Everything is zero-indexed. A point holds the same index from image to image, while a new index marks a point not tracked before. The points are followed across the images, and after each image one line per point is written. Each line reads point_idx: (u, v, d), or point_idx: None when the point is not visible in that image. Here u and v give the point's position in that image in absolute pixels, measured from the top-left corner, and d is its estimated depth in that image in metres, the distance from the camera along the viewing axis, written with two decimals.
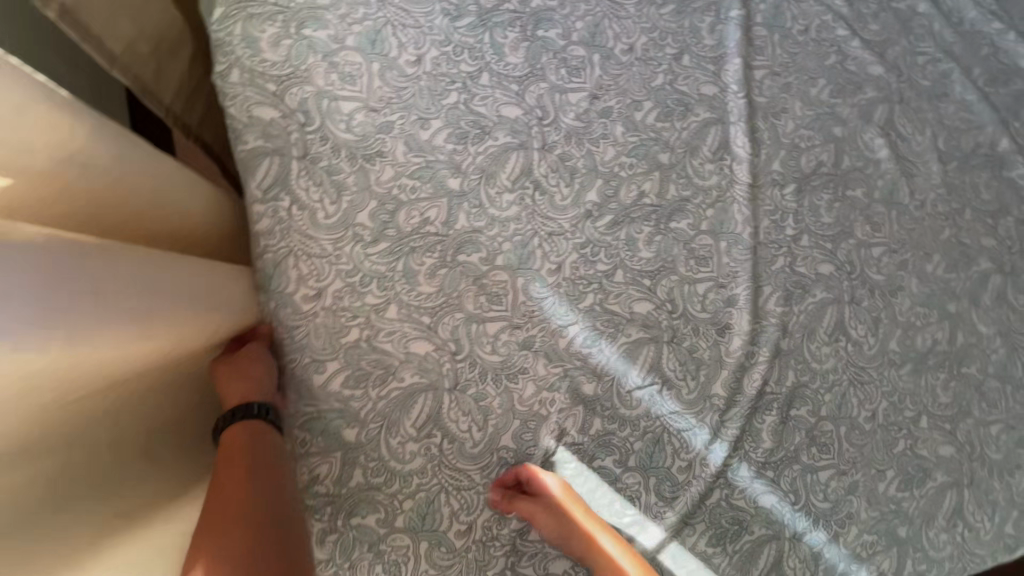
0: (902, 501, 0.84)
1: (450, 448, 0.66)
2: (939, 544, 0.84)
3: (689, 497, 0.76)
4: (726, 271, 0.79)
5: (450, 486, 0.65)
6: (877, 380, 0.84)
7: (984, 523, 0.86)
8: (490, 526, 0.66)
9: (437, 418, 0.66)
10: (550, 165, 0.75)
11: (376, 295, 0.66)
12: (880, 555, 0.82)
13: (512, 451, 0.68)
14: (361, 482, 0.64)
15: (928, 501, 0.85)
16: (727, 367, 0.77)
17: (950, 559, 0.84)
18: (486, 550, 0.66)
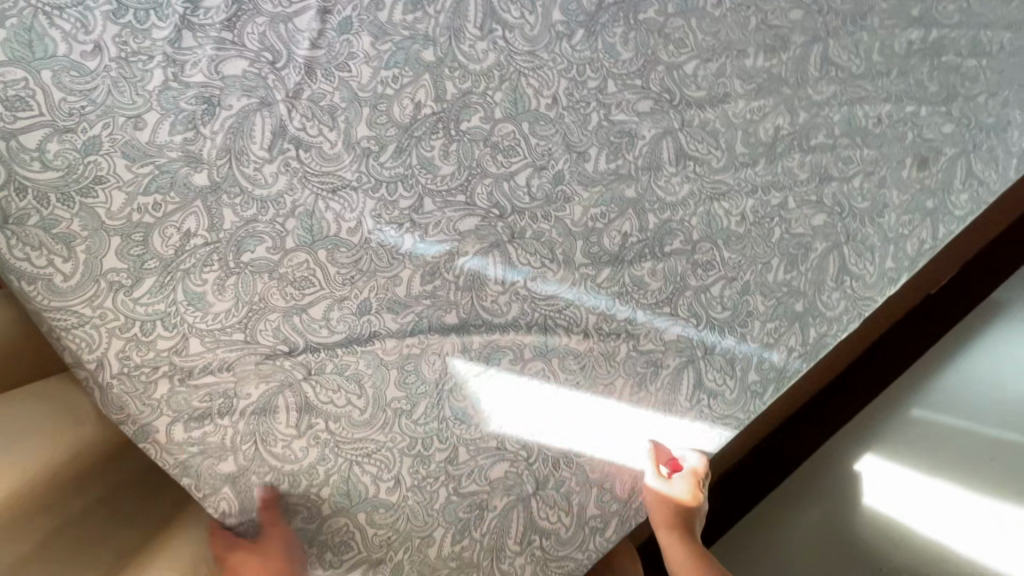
0: (792, 282, 0.89)
1: (339, 426, 0.69)
2: (833, 304, 0.91)
3: (595, 361, 0.80)
4: (540, 152, 0.78)
5: (359, 457, 0.70)
6: (737, 186, 0.86)
7: (867, 268, 0.92)
8: (415, 470, 0.72)
9: (309, 408, 0.68)
10: (303, 114, 0.69)
11: (167, 336, 0.64)
12: (786, 335, 0.88)
13: (403, 398, 0.72)
14: (268, 497, 0.68)
15: (815, 271, 0.90)
16: (578, 237, 0.79)
17: (846, 313, 0.91)
18: (423, 491, 0.72)
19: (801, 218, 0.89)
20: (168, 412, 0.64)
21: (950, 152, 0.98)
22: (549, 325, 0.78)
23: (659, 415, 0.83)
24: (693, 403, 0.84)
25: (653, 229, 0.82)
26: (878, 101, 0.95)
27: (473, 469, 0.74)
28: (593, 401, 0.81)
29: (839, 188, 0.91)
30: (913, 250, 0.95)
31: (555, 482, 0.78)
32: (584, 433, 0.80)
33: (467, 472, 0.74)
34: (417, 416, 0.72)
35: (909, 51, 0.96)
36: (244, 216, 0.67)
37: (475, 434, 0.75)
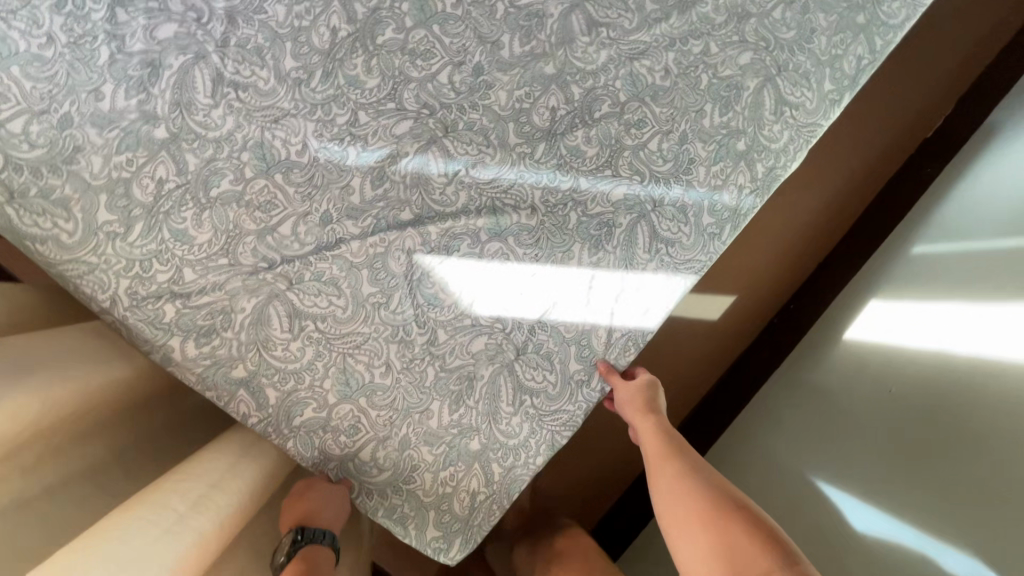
0: (731, 123, 0.88)
1: (327, 326, 0.78)
2: (775, 136, 0.90)
3: (548, 234, 0.85)
4: (454, 48, 0.83)
5: (348, 351, 0.79)
6: (654, 42, 0.86)
7: (806, 95, 0.90)
8: (402, 354, 0.80)
9: (297, 314, 0.78)
10: (234, 59, 0.78)
11: (163, 269, 0.75)
12: (734, 174, 0.88)
13: (378, 293, 0.80)
14: (279, 395, 0.78)
15: (751, 109, 0.89)
16: (508, 122, 0.85)
17: (791, 144, 0.90)
18: (413, 372, 0.81)
19: (726, 62, 0.89)
20: (178, 333, 0.75)
21: None
22: (498, 206, 0.84)
23: (620, 271, 0.86)
24: (653, 256, 0.86)
25: (579, 97, 0.85)
26: None
27: (455, 347, 0.82)
28: (554, 269, 0.85)
29: (758, 25, 0.89)
30: (855, 69, 0.91)
31: (533, 350, 0.84)
32: (551, 300, 0.85)
33: (450, 349, 0.82)
34: (392, 306, 0.80)
35: None
36: (204, 157, 0.77)
37: (447, 313, 0.82)
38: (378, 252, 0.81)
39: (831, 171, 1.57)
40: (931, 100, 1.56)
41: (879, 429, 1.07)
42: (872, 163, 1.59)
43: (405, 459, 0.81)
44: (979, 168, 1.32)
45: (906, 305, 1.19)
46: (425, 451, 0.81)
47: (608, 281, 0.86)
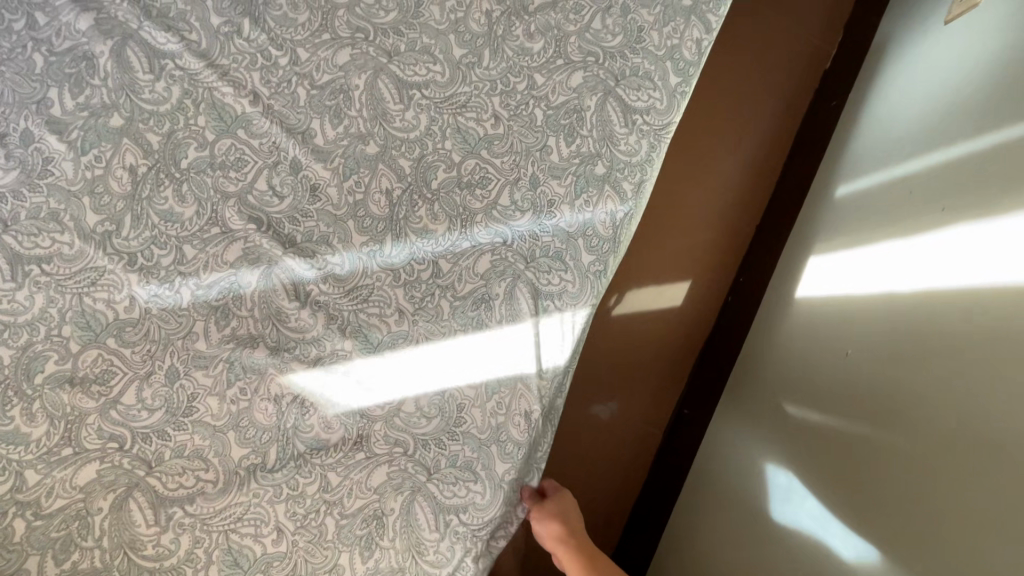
0: (580, 151, 0.83)
1: (199, 506, 0.70)
2: (634, 149, 0.84)
3: (423, 323, 0.77)
4: (267, 150, 0.78)
5: (227, 526, 0.70)
6: (474, 89, 0.83)
7: (652, 97, 0.85)
8: (293, 512, 0.72)
9: (161, 501, 0.70)
10: (28, 234, 0.72)
11: (1, 479, 0.68)
12: (602, 199, 0.82)
13: (252, 453, 0.72)
14: None
15: (598, 128, 0.83)
16: (346, 216, 0.78)
17: (652, 151, 0.84)
18: (311, 529, 0.72)
19: (556, 89, 0.84)
20: (35, 551, 0.67)
21: None
22: (361, 320, 0.76)
23: (509, 330, 0.77)
24: (541, 313, 0.78)
25: (412, 171, 0.80)
26: None
27: (349, 484, 0.73)
28: (434, 348, 0.76)
29: (580, 41, 0.85)
30: (692, 55, 0.87)
31: (442, 454, 0.75)
32: (442, 382, 0.76)
33: (346, 491, 0.73)
34: (272, 465, 0.72)
35: None
36: (20, 344, 0.70)
37: (331, 443, 0.73)
38: (242, 405, 0.73)
39: (738, 113, 1.49)
40: (814, 22, 1.50)
41: (857, 409, 0.91)
42: (781, 97, 1.50)
43: None
44: (878, 97, 1.25)
45: (852, 259, 1.07)
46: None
47: (493, 344, 0.77)
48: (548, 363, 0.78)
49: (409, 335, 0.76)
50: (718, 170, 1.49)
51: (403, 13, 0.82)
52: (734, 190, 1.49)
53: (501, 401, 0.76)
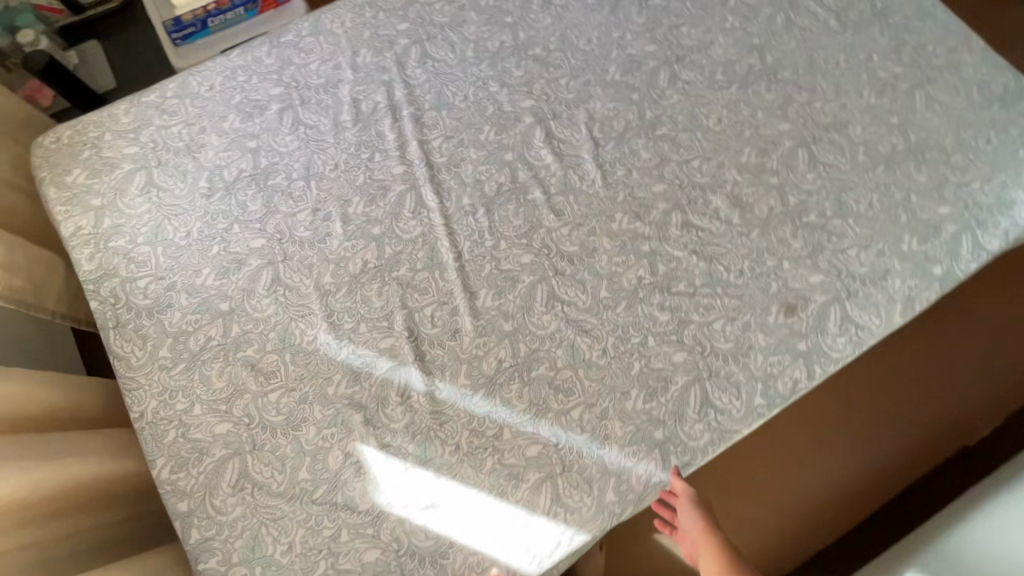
0: (652, 411, 0.99)
1: (261, 492, 0.97)
2: (696, 435, 0.97)
3: (467, 466, 0.97)
4: (445, 291, 1.09)
5: (266, 519, 0.95)
6: (600, 323, 1.06)
7: (732, 403, 1.00)
8: (306, 539, 0.94)
9: (245, 473, 0.98)
10: (291, 269, 1.11)
11: (182, 401, 1.02)
12: (647, 458, 0.96)
13: (310, 480, 0.97)
14: (199, 537, 0.95)
15: (675, 402, 0.99)
16: (464, 361, 1.04)
17: (710, 445, 0.97)
18: (308, 559, 0.93)
19: (659, 355, 1.03)
20: (164, 456, 0.99)
21: (822, 298, 1.09)
22: (429, 436, 0.99)
23: (521, 513, 0.93)
24: (551, 516, 0.93)
25: (524, 355, 1.04)
26: (739, 256, 1.12)
27: (351, 547, 0.93)
28: (461, 490, 0.95)
29: (697, 330, 1.05)
30: (785, 389, 1.01)
31: (419, 573, 0.91)
32: (451, 518, 0.94)
33: (346, 549, 0.93)
34: (317, 496, 0.96)
35: (771, 214, 1.16)
36: (244, 329, 1.07)
37: (360, 508, 0.95)
38: (326, 445, 1.00)
39: (886, 420, 1.44)
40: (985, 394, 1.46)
41: None
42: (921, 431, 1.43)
43: None
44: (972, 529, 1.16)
45: None
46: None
47: (502, 515, 0.94)
48: (534, 557, 0.92)
49: (455, 469, 0.96)
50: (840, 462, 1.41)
51: (581, 250, 1.12)
52: (847, 493, 1.40)
53: (481, 563, 0.91)
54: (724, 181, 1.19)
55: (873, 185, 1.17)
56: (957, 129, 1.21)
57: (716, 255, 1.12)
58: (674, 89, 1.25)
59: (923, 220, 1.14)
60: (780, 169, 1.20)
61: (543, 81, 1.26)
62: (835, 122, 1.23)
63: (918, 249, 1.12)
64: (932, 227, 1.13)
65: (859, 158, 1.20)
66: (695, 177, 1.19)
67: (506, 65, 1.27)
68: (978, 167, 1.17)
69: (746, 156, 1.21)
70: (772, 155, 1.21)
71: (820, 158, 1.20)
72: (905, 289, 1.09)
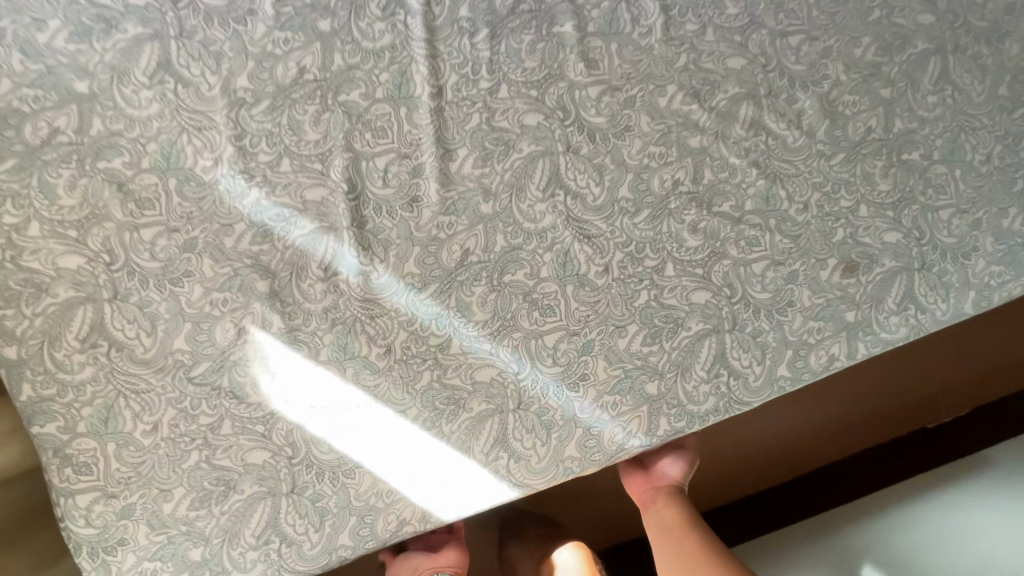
0: (647, 356, 0.78)
1: (119, 356, 0.73)
2: (697, 398, 0.78)
3: (397, 378, 0.74)
4: (409, 140, 0.78)
5: (127, 389, 0.72)
6: (609, 232, 0.79)
7: (753, 369, 0.80)
8: (176, 423, 0.72)
9: (99, 327, 0.73)
10: (188, 52, 0.76)
11: (12, 214, 0.72)
12: (629, 414, 0.77)
13: (187, 353, 0.73)
14: (32, 395, 0.71)
15: (681, 353, 0.78)
16: (418, 244, 0.77)
17: (714, 412, 0.79)
18: (177, 447, 0.72)
19: (674, 289, 0.79)
20: None
21: (889, 264, 0.85)
22: (354, 330, 0.75)
23: (449, 448, 0.74)
24: (490, 459, 0.74)
25: (500, 253, 0.78)
26: (808, 184, 0.84)
27: (231, 445, 0.72)
28: (373, 408, 0.74)
29: (730, 268, 0.81)
30: (816, 363, 0.82)
31: (314, 491, 0.73)
32: (353, 438, 0.74)
33: (226, 446, 0.72)
34: (193, 375, 0.73)
35: (864, 137, 0.86)
36: (112, 129, 0.74)
37: (250, 400, 0.73)
38: (214, 313, 0.74)
39: (863, 388, 1.34)
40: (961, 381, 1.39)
41: None
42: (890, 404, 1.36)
43: (114, 530, 0.71)
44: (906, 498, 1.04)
45: None
46: (142, 530, 0.72)
47: (422, 447, 0.74)
48: (444, 505, 0.75)
49: (382, 380, 0.74)
50: (831, 411, 1.34)
51: (610, 125, 0.81)
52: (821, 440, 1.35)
53: (395, 491, 0.74)
54: (819, 76, 0.86)
55: (1002, 131, 0.89)
56: None
57: (780, 176, 0.84)
58: None
59: None
60: (898, 80, 0.88)
61: None
62: (992, 34, 0.90)
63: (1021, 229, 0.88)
64: None
65: (997, 94, 0.90)
66: (787, 61, 0.85)
67: None
68: None
69: (862, 51, 0.87)
70: (895, 58, 0.88)
71: (950, 80, 0.89)
72: (986, 274, 0.87)
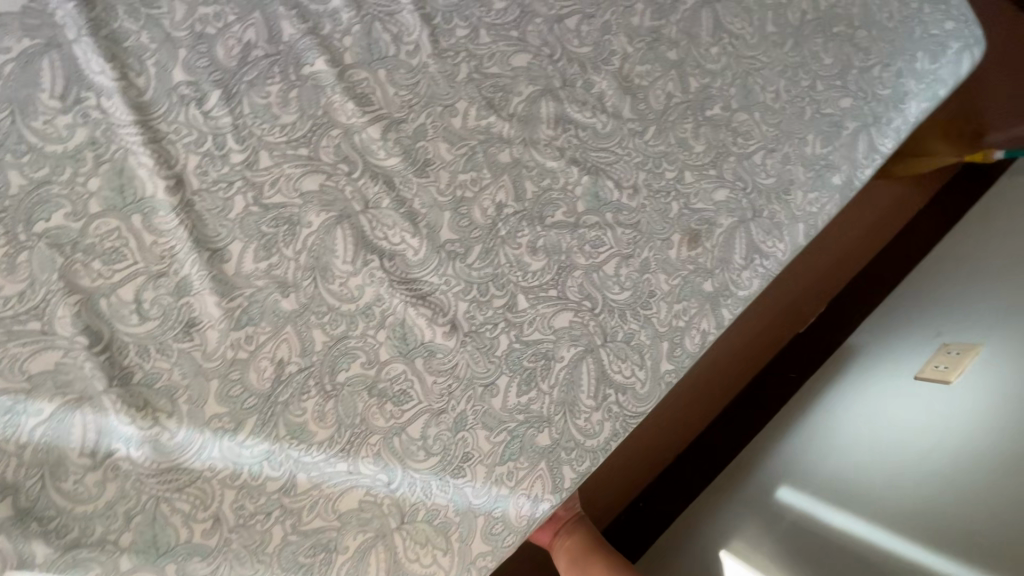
0: (531, 406, 0.69)
1: None
2: (592, 429, 0.70)
3: (240, 551, 0.58)
4: (158, 252, 0.60)
5: None
6: (443, 284, 0.69)
7: (635, 376, 0.73)
8: None
9: None
10: None
11: None
12: (528, 477, 0.67)
13: None
14: None
15: (562, 388, 0.70)
16: (215, 376, 0.60)
17: (613, 437, 0.71)
18: None
19: (534, 323, 0.71)
20: None
21: (726, 222, 0.83)
22: (159, 516, 0.56)
23: None
24: None
25: (321, 352, 0.64)
26: (631, 166, 0.79)
27: None
28: None
29: (585, 279, 0.75)
30: (692, 346, 0.77)
31: None
32: None
33: None
34: None
35: (668, 105, 0.83)
36: None
37: None
38: None
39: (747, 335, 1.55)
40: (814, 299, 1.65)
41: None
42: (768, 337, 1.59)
43: None
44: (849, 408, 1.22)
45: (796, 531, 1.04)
46: None
47: None
48: None
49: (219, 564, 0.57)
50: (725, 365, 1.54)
51: (407, 164, 0.69)
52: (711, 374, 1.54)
53: None
54: (607, 55, 0.80)
55: (780, 68, 0.91)
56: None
57: (602, 166, 0.78)
58: None
59: (825, 117, 0.93)
60: (678, 41, 0.84)
61: None
62: None
63: (821, 154, 0.92)
64: (834, 124, 0.94)
65: (767, 32, 0.91)
66: (570, 47, 0.78)
67: None
68: (881, 48, 0.99)
69: (639, 18, 0.82)
70: (670, 19, 0.84)
71: (724, 28, 0.88)
72: (806, 205, 0.89)
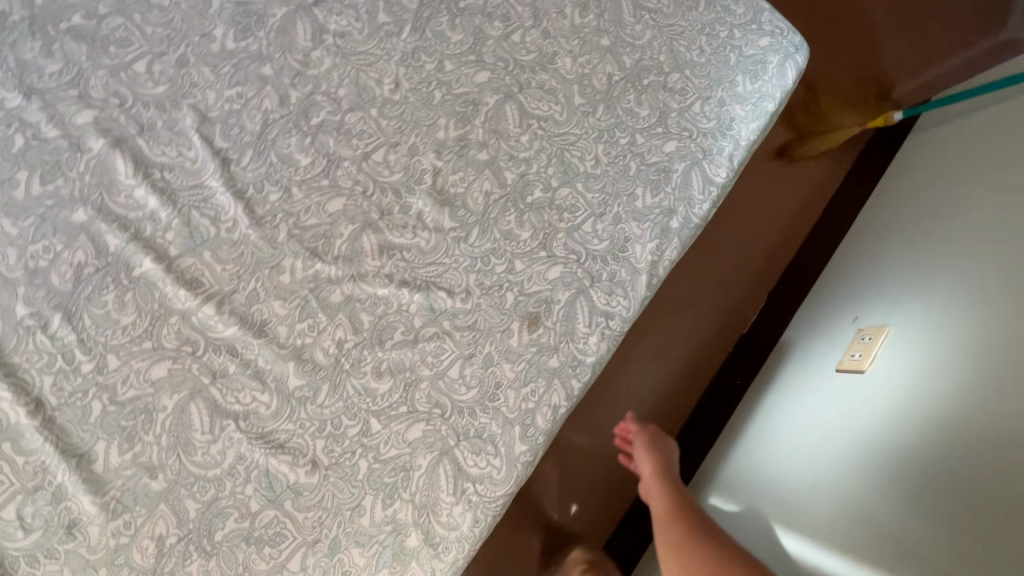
0: (397, 515, 0.77)
1: None
2: (457, 520, 0.79)
3: None
4: (33, 469, 0.69)
5: None
6: (299, 428, 0.77)
7: (491, 463, 0.82)
8: None
9: None
10: None
11: None
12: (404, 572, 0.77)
13: None
14: None
15: (423, 490, 0.79)
16: (103, 564, 0.69)
17: (474, 522, 0.80)
18: None
19: (389, 441, 0.79)
20: None
21: (564, 296, 0.89)
22: None
23: None
24: None
25: (195, 518, 0.72)
26: (461, 271, 0.86)
27: None
28: None
29: (431, 387, 0.82)
30: (545, 423, 0.85)
31: None
32: None
33: None
34: None
35: (488, 204, 0.89)
36: None
37: None
38: None
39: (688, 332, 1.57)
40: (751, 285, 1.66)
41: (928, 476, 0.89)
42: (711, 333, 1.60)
43: None
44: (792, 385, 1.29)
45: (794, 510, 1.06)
46: None
47: None
48: None
49: None
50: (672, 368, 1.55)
51: (243, 329, 0.77)
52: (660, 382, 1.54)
53: None
54: (418, 175, 0.88)
55: (595, 135, 0.96)
56: (669, 42, 1.03)
57: (431, 280, 0.85)
58: (323, 48, 0.88)
59: (650, 167, 0.98)
60: (487, 140, 0.91)
61: (100, 73, 0.77)
62: (538, 65, 0.96)
63: (653, 205, 0.96)
64: (661, 172, 0.98)
65: (575, 104, 0.97)
66: (381, 177, 0.86)
67: (26, 60, 0.75)
68: (696, 84, 1.03)
69: (444, 132, 0.90)
70: (474, 122, 0.91)
71: (531, 114, 0.94)
72: (647, 255, 0.94)
